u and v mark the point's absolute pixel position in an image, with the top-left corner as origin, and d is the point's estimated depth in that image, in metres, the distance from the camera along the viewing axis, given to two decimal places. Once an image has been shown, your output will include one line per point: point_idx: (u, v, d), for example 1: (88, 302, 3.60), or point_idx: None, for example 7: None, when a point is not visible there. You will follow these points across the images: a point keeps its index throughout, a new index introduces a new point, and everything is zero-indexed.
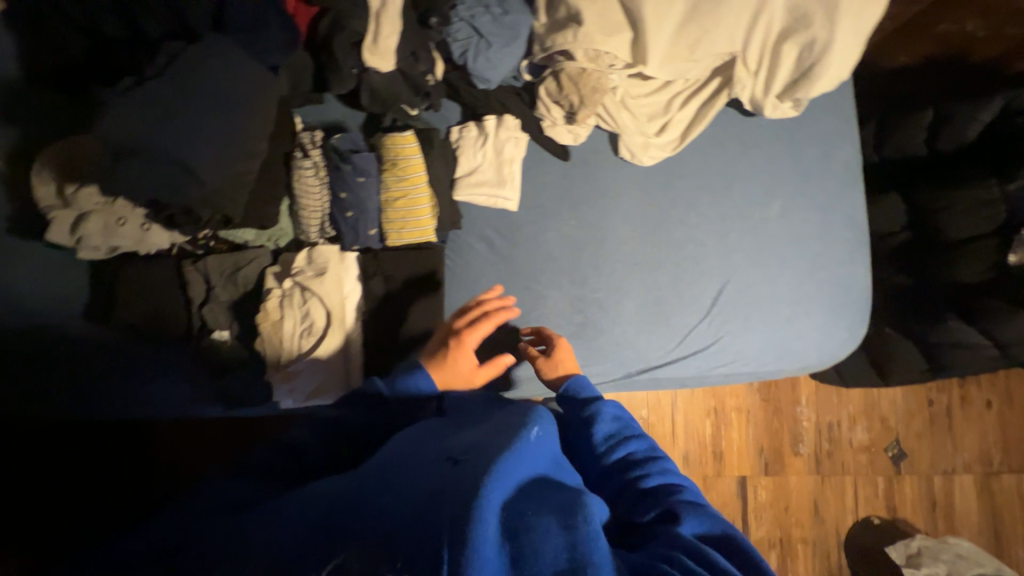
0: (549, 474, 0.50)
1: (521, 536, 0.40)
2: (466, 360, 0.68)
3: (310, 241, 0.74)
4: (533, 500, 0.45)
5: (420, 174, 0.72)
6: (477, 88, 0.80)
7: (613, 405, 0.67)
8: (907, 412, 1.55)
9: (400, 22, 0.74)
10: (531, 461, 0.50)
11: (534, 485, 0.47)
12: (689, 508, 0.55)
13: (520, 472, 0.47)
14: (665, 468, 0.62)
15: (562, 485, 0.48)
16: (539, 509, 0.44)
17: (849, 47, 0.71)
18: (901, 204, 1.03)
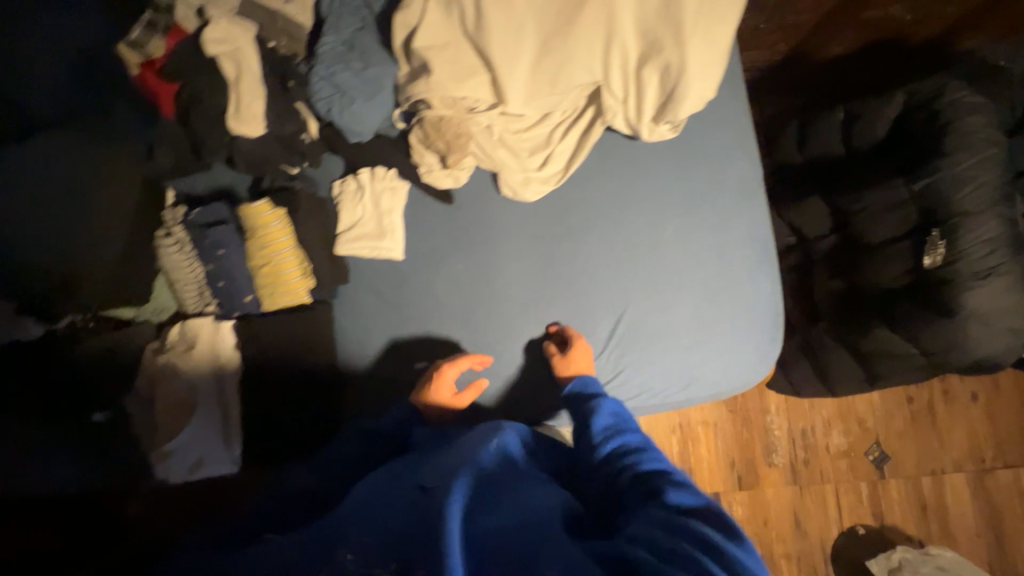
0: (518, 489, 0.54)
1: (492, 525, 0.48)
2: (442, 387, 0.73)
3: (188, 312, 0.74)
4: (500, 499, 0.51)
5: (284, 239, 0.72)
6: (352, 142, 0.80)
7: (613, 402, 0.70)
8: (886, 412, 1.47)
9: (262, 88, 0.74)
10: (498, 466, 0.57)
11: (499, 487, 0.54)
12: (676, 486, 0.55)
13: (486, 492, 0.53)
14: (658, 456, 0.62)
15: (528, 495, 0.53)
16: (504, 506, 0.50)
17: (705, 68, 0.69)
18: (824, 205, 0.98)
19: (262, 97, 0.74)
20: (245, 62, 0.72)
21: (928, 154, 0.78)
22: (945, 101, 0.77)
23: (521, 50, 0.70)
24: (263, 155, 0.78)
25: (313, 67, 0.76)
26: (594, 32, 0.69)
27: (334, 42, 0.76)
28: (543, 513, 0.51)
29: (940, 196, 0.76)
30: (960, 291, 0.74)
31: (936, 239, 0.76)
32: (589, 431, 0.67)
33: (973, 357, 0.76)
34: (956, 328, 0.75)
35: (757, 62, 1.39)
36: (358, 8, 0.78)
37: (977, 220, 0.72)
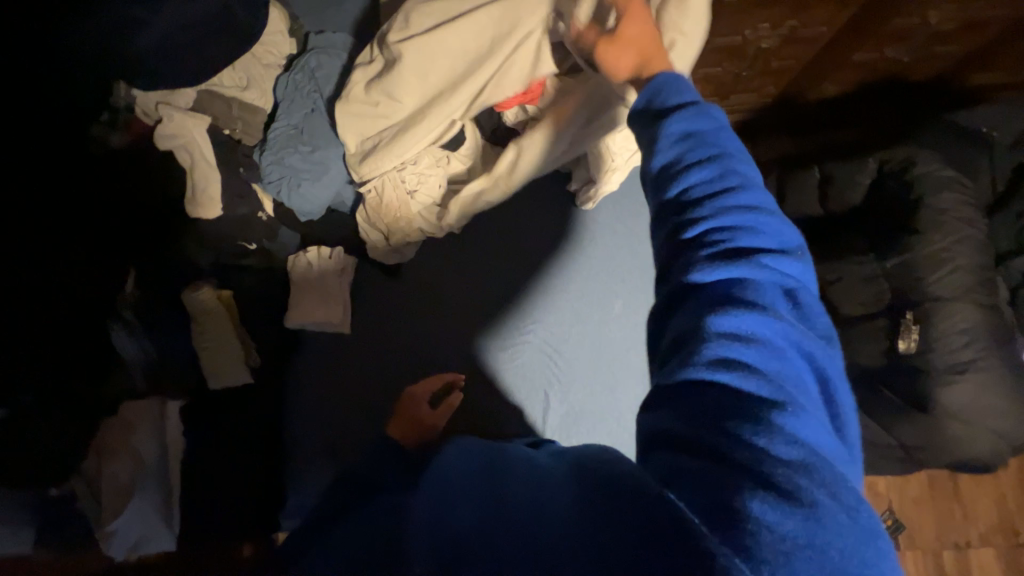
0: (483, 483, 0.48)
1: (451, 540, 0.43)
2: (418, 407, 0.75)
3: (140, 391, 0.77)
4: (459, 505, 0.46)
5: (224, 320, 0.77)
6: (302, 221, 0.82)
7: (681, 119, 0.46)
8: (900, 477, 1.35)
9: (216, 173, 0.78)
10: (457, 479, 0.50)
11: (460, 491, 0.48)
12: (749, 273, 0.41)
13: (464, 487, 0.48)
14: (736, 204, 0.43)
15: (513, 468, 0.50)
16: (465, 512, 0.45)
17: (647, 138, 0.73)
18: None
19: (218, 181, 0.78)
20: (198, 151, 0.76)
21: (901, 230, 0.72)
22: (916, 173, 0.72)
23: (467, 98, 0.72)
24: (218, 234, 0.80)
25: (263, 153, 0.78)
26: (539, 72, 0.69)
27: (285, 126, 0.79)
28: (537, 471, 0.49)
29: (912, 276, 0.70)
30: (932, 384, 0.67)
31: (910, 323, 0.69)
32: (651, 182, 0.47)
33: (955, 455, 0.69)
34: (934, 425, 0.68)
35: (748, 105, 1.34)
36: (309, 92, 0.80)
37: (950, 308, 0.67)
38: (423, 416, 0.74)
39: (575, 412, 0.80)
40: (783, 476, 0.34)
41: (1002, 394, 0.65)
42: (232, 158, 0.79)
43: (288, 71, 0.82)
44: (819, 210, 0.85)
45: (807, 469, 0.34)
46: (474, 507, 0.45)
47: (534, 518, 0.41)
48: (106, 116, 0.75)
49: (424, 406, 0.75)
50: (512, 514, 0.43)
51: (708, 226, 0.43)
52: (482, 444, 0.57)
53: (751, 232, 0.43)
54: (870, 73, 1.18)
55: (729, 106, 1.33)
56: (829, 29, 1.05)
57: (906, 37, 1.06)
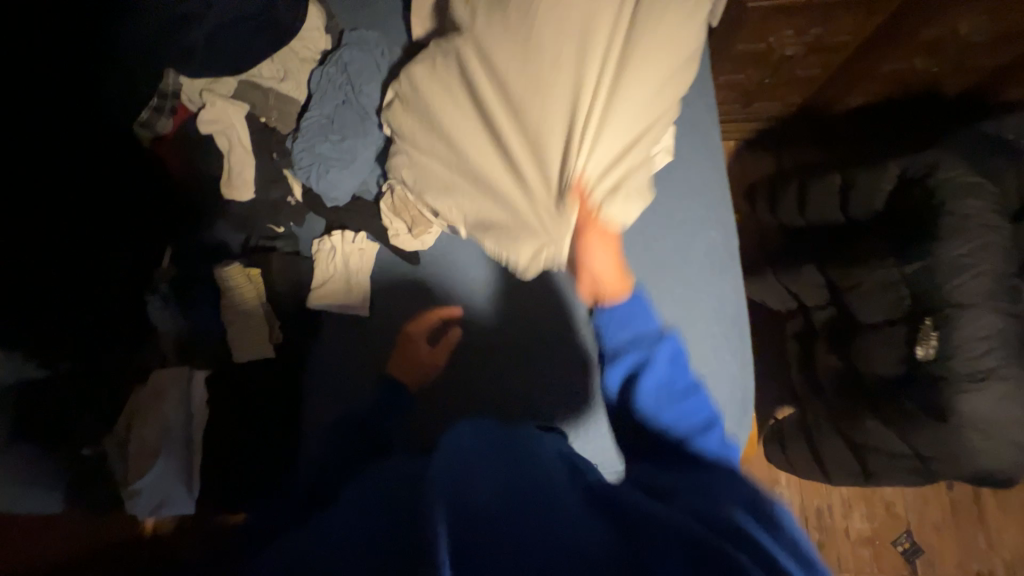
0: (505, 465, 0.51)
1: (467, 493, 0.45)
2: (415, 343, 0.80)
3: (170, 359, 0.82)
4: (481, 471, 0.49)
5: (254, 297, 0.81)
6: (329, 206, 0.86)
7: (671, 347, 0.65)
8: (919, 497, 1.30)
9: (251, 159, 0.83)
10: (477, 457, 0.52)
11: (482, 462, 0.51)
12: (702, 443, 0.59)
13: (487, 461, 0.51)
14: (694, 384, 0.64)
15: (540, 457, 0.55)
16: (485, 480, 0.48)
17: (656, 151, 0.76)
18: (819, 275, 0.91)
19: (252, 165, 0.83)
20: (237, 136, 0.82)
21: (922, 235, 0.71)
22: (940, 178, 0.70)
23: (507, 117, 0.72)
24: (250, 216, 0.84)
25: (296, 140, 0.83)
26: (586, 87, 0.69)
27: (317, 115, 0.83)
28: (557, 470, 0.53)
29: (932, 281, 0.69)
30: (952, 392, 0.65)
31: (929, 330, 0.68)
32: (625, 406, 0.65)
33: (972, 469, 0.67)
34: (952, 434, 0.66)
35: (772, 112, 1.34)
36: (341, 84, 0.84)
37: (970, 315, 0.65)
38: (421, 352, 0.80)
39: (584, 403, 0.81)
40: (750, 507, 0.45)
41: None
42: (267, 144, 0.84)
43: (322, 64, 0.86)
44: (842, 217, 0.88)
45: (774, 524, 0.43)
46: (493, 509, 0.44)
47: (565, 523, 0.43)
48: (155, 100, 0.79)
49: (420, 341, 0.81)
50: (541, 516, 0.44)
51: (663, 389, 0.63)
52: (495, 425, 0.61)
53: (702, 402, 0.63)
54: (898, 85, 1.17)
55: (752, 113, 1.33)
56: (854, 37, 1.05)
57: (938, 48, 1.04)
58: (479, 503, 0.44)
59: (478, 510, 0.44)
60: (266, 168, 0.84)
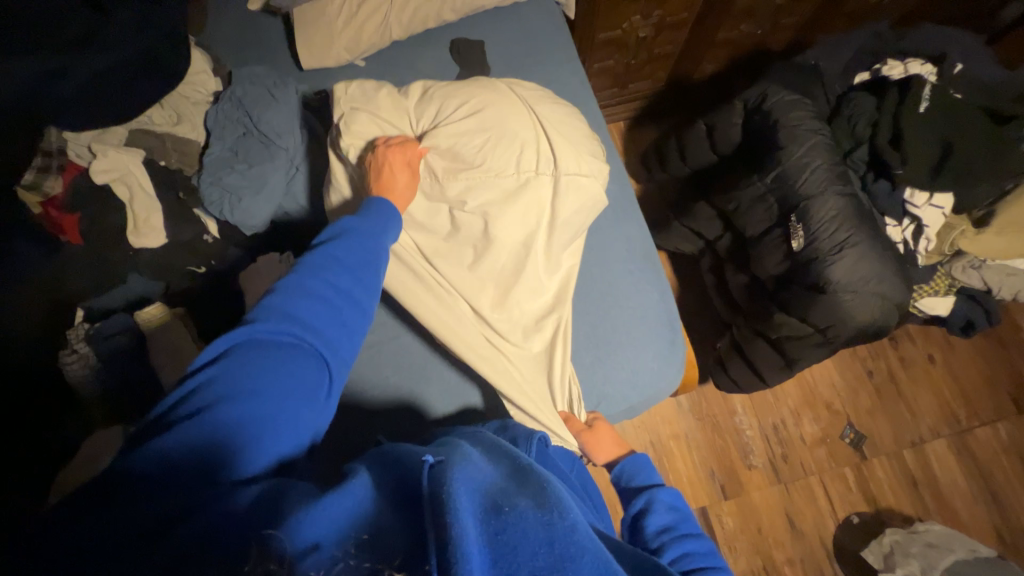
0: (518, 478, 0.46)
1: (501, 530, 0.39)
2: (396, 181, 0.75)
3: (101, 422, 0.76)
4: (511, 498, 0.42)
5: (177, 335, 0.79)
6: (248, 234, 0.87)
7: (669, 495, 0.66)
8: (851, 391, 1.47)
9: (157, 202, 0.82)
10: (491, 480, 0.45)
11: (499, 485, 0.44)
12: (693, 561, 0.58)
13: (505, 481, 0.45)
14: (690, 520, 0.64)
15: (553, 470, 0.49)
16: (518, 505, 0.41)
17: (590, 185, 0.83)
18: (710, 209, 1.05)
19: (159, 209, 0.82)
20: (137, 181, 0.81)
21: (771, 150, 0.85)
22: (769, 103, 0.86)
23: (477, 249, 0.81)
24: (168, 261, 0.83)
25: (201, 176, 0.84)
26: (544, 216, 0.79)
27: (218, 150, 0.85)
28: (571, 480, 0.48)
29: (787, 184, 0.83)
30: (823, 267, 0.78)
31: (795, 223, 0.82)
32: (639, 524, 0.64)
33: (856, 327, 0.80)
34: (832, 301, 0.78)
35: (645, 91, 1.52)
36: (240, 117, 0.87)
37: (818, 202, 0.79)
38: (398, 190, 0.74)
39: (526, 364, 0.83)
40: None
41: (876, 262, 0.77)
42: (172, 185, 0.84)
43: (216, 102, 0.88)
44: (715, 156, 1.03)
45: None
46: (523, 500, 0.42)
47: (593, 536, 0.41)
48: (37, 160, 0.77)
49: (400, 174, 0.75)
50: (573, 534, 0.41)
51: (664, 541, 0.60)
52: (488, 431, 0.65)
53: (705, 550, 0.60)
54: (734, 48, 1.39)
55: (630, 94, 1.51)
56: (689, 14, 1.24)
57: (753, 13, 1.26)
58: (512, 542, 0.38)
59: (514, 550, 0.38)
60: (175, 210, 0.83)
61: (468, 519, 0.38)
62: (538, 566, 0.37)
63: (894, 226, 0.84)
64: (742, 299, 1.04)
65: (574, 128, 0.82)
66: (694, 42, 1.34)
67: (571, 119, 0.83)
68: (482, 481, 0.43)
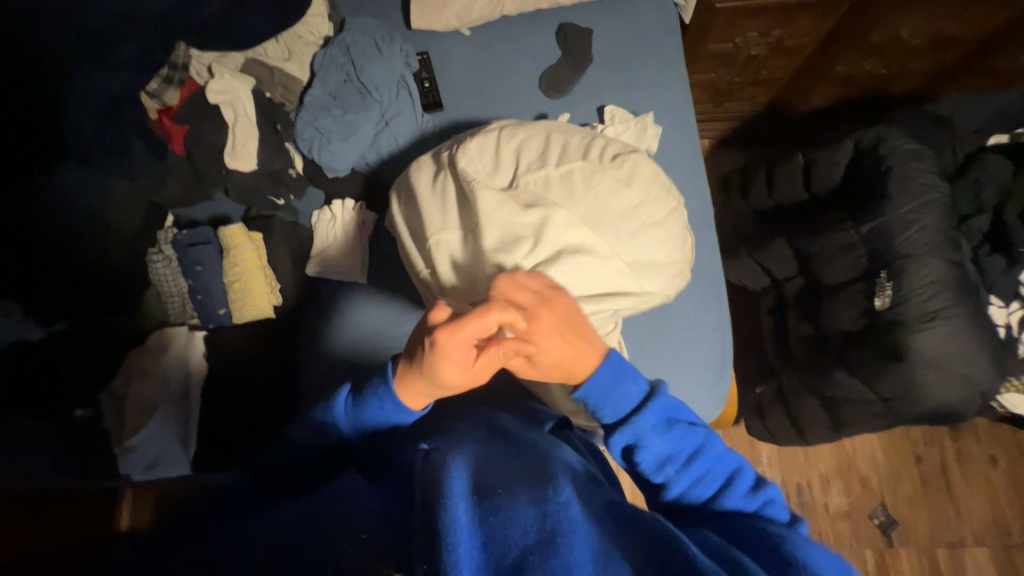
0: (516, 468, 0.49)
1: (490, 512, 0.41)
2: (447, 368, 0.52)
3: (170, 321, 0.83)
4: (507, 485, 0.44)
5: (251, 259, 0.82)
6: (328, 176, 0.90)
7: (648, 414, 0.58)
8: (892, 472, 1.36)
9: (256, 130, 0.87)
10: (488, 466, 0.48)
11: (491, 470, 0.47)
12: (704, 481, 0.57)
13: (504, 469, 0.48)
14: (689, 430, 0.59)
15: (556, 463, 0.52)
16: (510, 493, 0.43)
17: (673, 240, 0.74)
18: (787, 248, 0.99)
19: (256, 138, 0.87)
20: (243, 107, 0.86)
21: (874, 199, 0.79)
22: (886, 148, 0.79)
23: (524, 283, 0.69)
24: (252, 187, 0.88)
25: (300, 113, 0.88)
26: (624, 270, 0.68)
27: (320, 92, 0.88)
28: (566, 471, 0.51)
29: (886, 238, 0.76)
30: (906, 333, 0.72)
31: (884, 280, 0.76)
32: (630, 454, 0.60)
33: (929, 406, 0.73)
34: (908, 372, 0.72)
35: (741, 113, 1.44)
36: (344, 64, 0.90)
37: (917, 264, 0.73)
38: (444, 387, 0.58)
39: None
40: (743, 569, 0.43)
41: (970, 340, 0.70)
42: (272, 118, 0.88)
43: (325, 46, 0.92)
44: (806, 193, 0.96)
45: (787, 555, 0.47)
46: (519, 491, 0.44)
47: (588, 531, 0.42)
48: (166, 70, 0.82)
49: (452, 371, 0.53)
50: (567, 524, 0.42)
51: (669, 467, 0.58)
52: (511, 421, 0.67)
53: (709, 449, 0.59)
54: (850, 85, 1.29)
55: (724, 112, 1.44)
56: (811, 40, 1.16)
57: (883, 50, 1.16)
58: (501, 519, 0.40)
59: (503, 528, 0.40)
60: (269, 140, 0.88)
61: (459, 503, 0.39)
62: (528, 543, 0.39)
63: (1000, 307, 0.76)
64: (799, 348, 0.98)
65: (652, 244, 0.71)
66: (807, 71, 1.26)
67: (655, 229, 0.71)
68: (472, 469, 0.46)
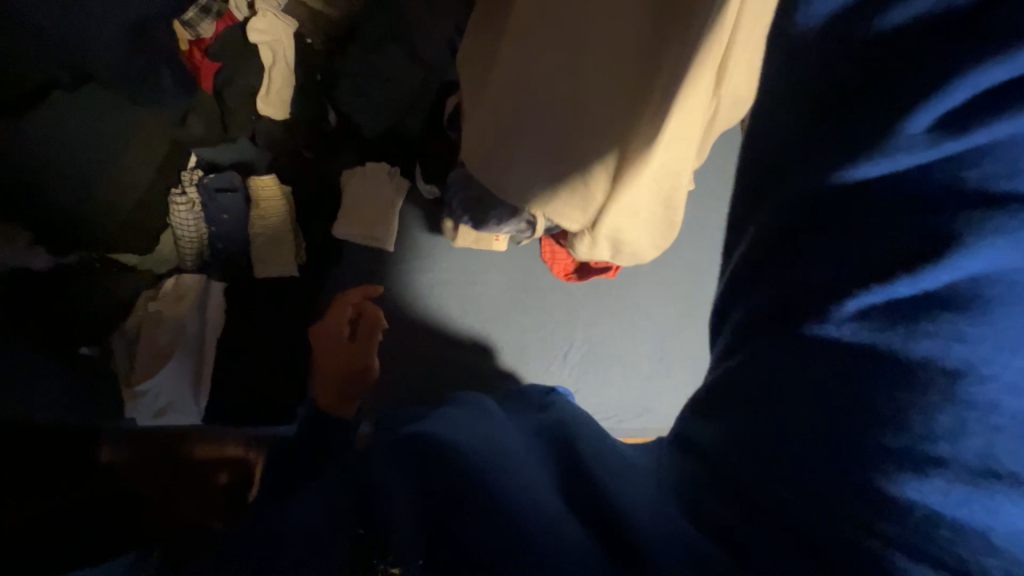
0: (481, 433, 0.43)
1: (433, 474, 0.35)
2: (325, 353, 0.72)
3: (187, 268, 0.80)
4: (453, 444, 0.38)
5: (280, 213, 0.79)
6: (364, 136, 0.86)
7: None
8: None
9: (292, 77, 0.81)
10: (447, 431, 0.41)
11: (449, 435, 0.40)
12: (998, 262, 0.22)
13: (464, 437, 0.40)
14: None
15: (514, 464, 0.37)
16: (454, 449, 0.37)
17: None
18: None
19: (292, 84, 0.82)
20: (281, 50, 0.80)
21: None
22: None
23: None
24: (283, 137, 0.85)
25: (340, 66, 0.83)
26: None
27: (364, 45, 0.83)
28: (539, 465, 0.39)
29: None
30: None
31: None
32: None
33: None
34: None
35: None
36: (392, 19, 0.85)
37: None
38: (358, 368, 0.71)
39: (593, 354, 0.85)
40: (956, 213, 0.23)
41: None
42: (310, 68, 0.84)
43: None
44: None
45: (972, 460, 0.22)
46: (465, 449, 0.38)
47: (535, 493, 0.33)
48: (203, 1, 0.78)
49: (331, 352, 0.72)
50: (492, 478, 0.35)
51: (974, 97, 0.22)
52: (504, 411, 0.60)
53: None
54: None
55: None
56: None
57: None
58: (446, 479, 0.34)
59: (455, 491, 0.33)
60: (306, 89, 0.83)
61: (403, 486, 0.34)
62: (473, 490, 0.33)
63: None
64: None
65: None
66: None
67: None
68: (432, 436, 0.40)
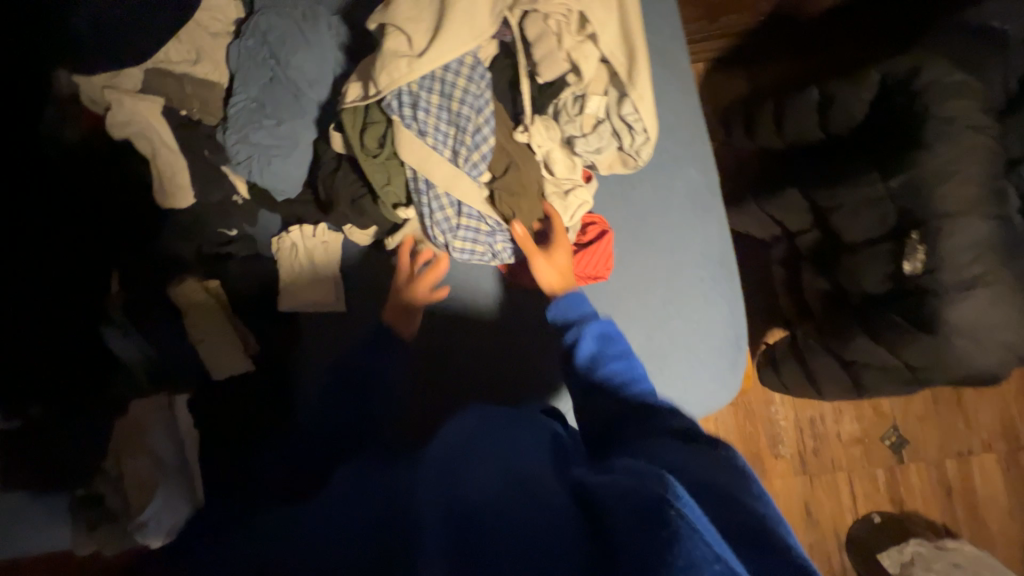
0: (498, 452, 0.49)
1: (451, 511, 0.43)
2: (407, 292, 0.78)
3: (146, 385, 0.78)
4: (462, 472, 0.47)
5: (218, 311, 0.77)
6: (279, 200, 0.78)
7: (597, 325, 0.62)
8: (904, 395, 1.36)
9: (181, 160, 0.74)
10: (462, 459, 0.49)
11: (464, 464, 0.48)
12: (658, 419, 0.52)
13: (477, 456, 0.49)
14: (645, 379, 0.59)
15: (516, 474, 0.45)
16: (467, 483, 0.45)
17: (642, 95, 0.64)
18: (803, 200, 0.87)
19: (184, 166, 0.75)
20: (156, 134, 0.73)
21: (906, 145, 0.69)
22: (923, 82, 0.67)
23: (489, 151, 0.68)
24: (195, 224, 0.77)
25: (226, 133, 0.73)
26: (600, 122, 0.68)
27: (244, 100, 0.73)
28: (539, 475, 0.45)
29: (920, 194, 0.68)
30: (938, 303, 0.67)
31: (916, 242, 0.69)
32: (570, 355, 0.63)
33: (963, 371, 0.70)
34: (942, 342, 0.68)
35: (738, 27, 1.19)
36: (264, 59, 0.73)
37: (959, 223, 0.65)
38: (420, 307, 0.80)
39: None
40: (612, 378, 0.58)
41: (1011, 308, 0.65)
42: (197, 141, 0.75)
43: (237, 37, 0.74)
44: (821, 134, 0.83)
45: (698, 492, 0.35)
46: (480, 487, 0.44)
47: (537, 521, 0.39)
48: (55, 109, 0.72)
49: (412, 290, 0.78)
50: (522, 503, 0.42)
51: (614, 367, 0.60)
52: (503, 412, 0.59)
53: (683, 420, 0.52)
54: None
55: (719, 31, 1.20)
56: None
57: None
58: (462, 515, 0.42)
59: (470, 530, 0.40)
60: (200, 168, 0.75)
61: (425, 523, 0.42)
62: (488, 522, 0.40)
63: None
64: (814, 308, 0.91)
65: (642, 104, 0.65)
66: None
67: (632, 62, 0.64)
68: (448, 470, 0.48)
